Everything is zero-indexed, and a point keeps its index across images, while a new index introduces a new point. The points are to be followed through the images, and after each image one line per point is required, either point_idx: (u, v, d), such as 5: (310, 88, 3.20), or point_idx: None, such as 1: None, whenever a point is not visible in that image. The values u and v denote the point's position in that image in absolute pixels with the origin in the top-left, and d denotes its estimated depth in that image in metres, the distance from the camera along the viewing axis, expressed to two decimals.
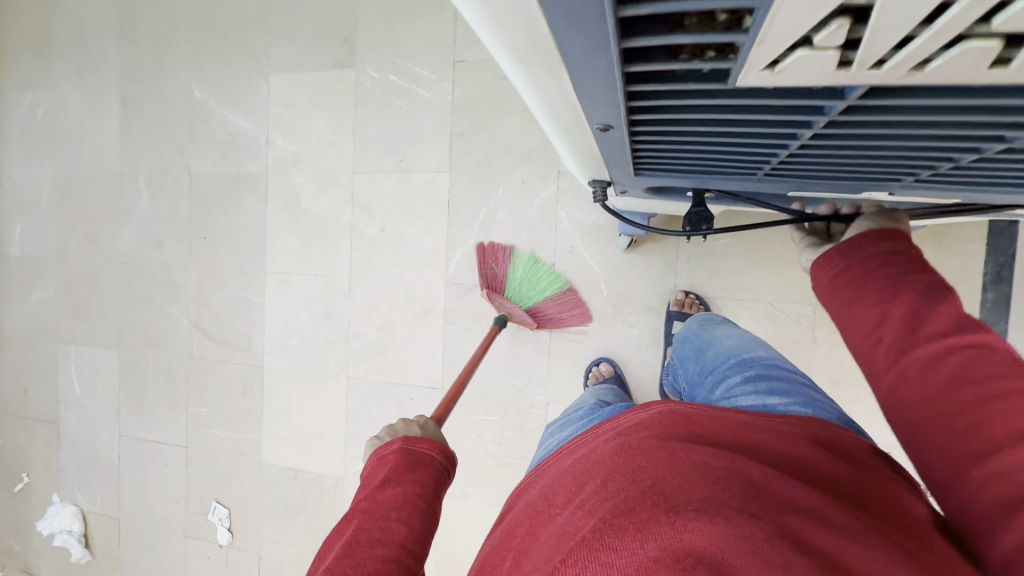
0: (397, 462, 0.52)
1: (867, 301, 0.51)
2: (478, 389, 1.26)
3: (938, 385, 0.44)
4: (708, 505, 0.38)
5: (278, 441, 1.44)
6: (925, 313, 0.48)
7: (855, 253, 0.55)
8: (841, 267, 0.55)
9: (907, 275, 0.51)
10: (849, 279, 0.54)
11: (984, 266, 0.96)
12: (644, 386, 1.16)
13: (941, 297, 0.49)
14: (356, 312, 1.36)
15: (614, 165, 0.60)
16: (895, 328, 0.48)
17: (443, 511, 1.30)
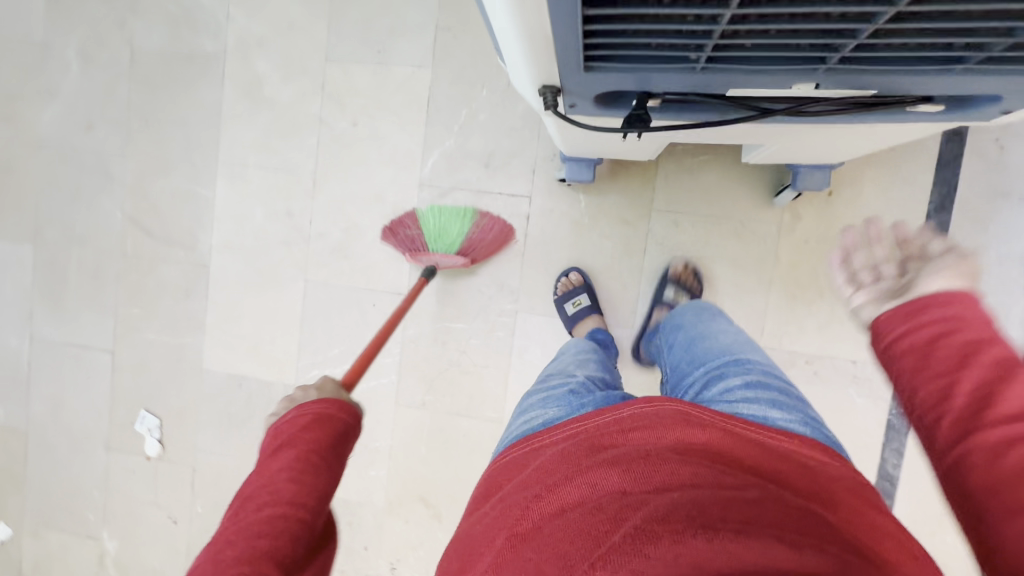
0: (302, 423, 0.61)
1: (933, 370, 0.49)
2: (446, 296, 1.23)
3: (1004, 470, 0.42)
4: (730, 522, 0.45)
5: (223, 347, 1.34)
6: (995, 390, 0.46)
7: (921, 314, 0.52)
8: (902, 327, 0.53)
9: (969, 348, 0.48)
10: (910, 341, 0.52)
11: (930, 195, 1.04)
12: (613, 299, 1.17)
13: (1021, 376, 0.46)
14: (319, 212, 1.28)
15: (566, 72, 0.51)
16: (961, 401, 0.46)
17: (401, 419, 1.27)
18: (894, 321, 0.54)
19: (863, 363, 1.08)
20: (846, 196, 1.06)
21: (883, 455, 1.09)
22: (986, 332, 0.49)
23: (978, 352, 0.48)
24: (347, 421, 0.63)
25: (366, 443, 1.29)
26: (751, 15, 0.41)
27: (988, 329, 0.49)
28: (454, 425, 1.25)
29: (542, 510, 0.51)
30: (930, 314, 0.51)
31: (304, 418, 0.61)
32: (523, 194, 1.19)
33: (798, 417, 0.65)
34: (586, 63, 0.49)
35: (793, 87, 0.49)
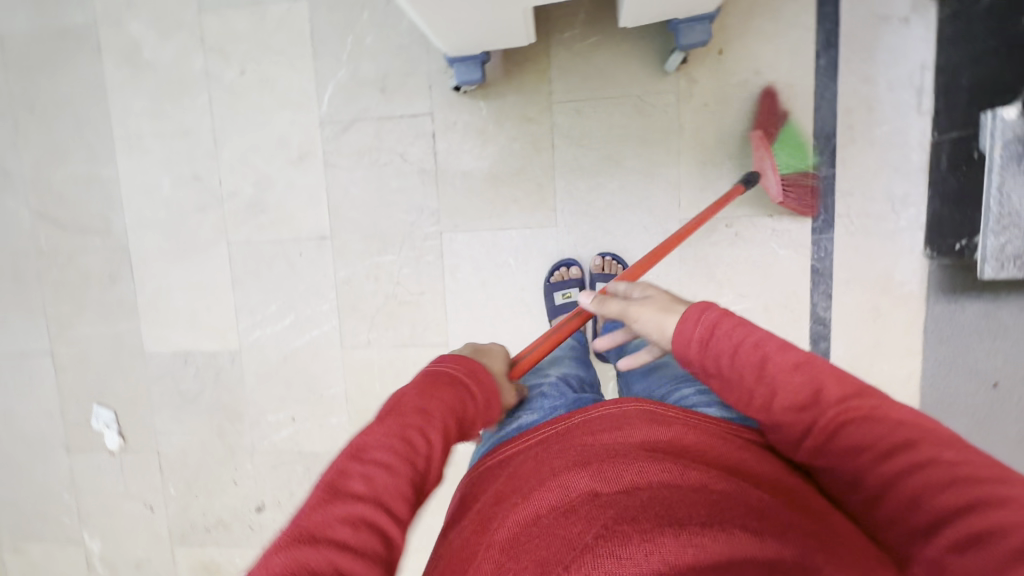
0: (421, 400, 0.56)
1: (749, 401, 0.56)
2: (369, 231, 1.22)
3: (855, 460, 0.48)
4: (701, 514, 0.44)
5: (161, 326, 1.32)
6: (785, 390, 0.54)
7: (703, 352, 0.61)
8: (693, 367, 0.62)
9: (749, 362, 0.56)
10: (706, 374, 0.61)
11: (814, 35, 1.05)
12: (533, 201, 1.16)
13: (779, 369, 0.55)
14: (226, 170, 1.25)
15: None
16: (777, 410, 0.54)
17: (350, 362, 1.27)
18: (683, 359, 0.63)
19: (780, 215, 1.10)
20: (735, 52, 1.07)
21: (813, 301, 1.11)
22: (743, 337, 0.58)
23: (749, 365, 0.56)
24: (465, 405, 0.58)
25: (321, 393, 1.29)
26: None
27: (740, 332, 0.58)
28: (403, 357, 1.25)
29: (513, 521, 0.49)
30: (705, 352, 0.60)
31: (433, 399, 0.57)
32: (424, 112, 1.17)
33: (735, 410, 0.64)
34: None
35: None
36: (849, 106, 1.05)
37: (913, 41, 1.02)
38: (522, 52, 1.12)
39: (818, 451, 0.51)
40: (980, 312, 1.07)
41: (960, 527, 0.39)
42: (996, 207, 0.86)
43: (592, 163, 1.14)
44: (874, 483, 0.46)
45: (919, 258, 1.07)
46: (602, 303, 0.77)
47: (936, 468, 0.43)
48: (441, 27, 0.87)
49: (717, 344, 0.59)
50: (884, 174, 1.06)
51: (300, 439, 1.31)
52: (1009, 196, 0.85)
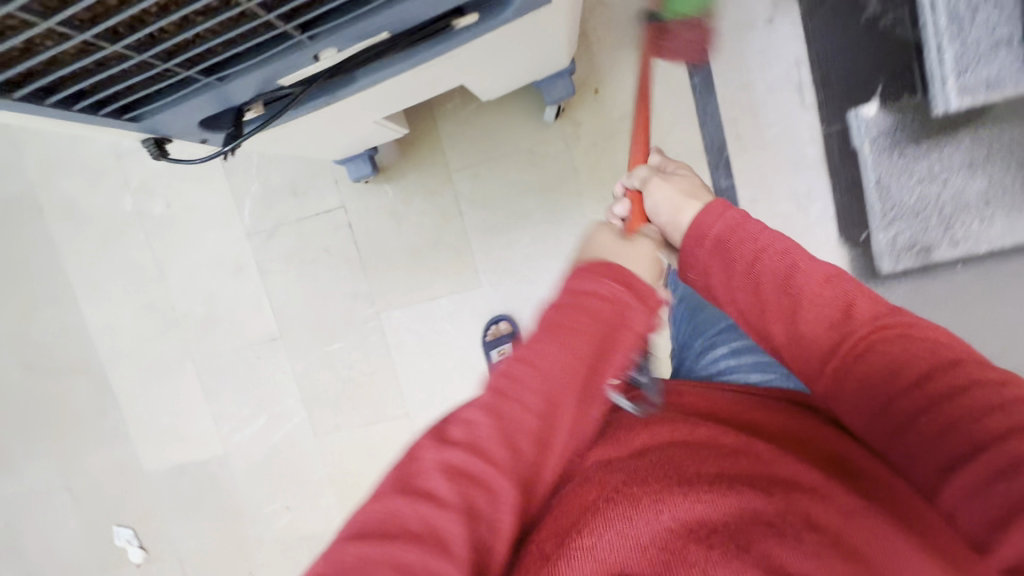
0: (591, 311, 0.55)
1: (778, 307, 0.61)
2: (314, 324, 1.28)
3: (884, 391, 0.56)
4: (709, 473, 0.51)
5: (153, 445, 1.42)
6: (817, 306, 0.59)
7: (720, 242, 0.65)
8: (703, 269, 0.67)
9: (778, 272, 0.61)
10: (721, 281, 0.65)
11: (683, 54, 1.04)
12: (455, 266, 1.20)
13: (812, 280, 0.60)
14: (176, 294, 1.33)
15: (118, 120, 0.53)
16: (811, 325, 0.59)
17: (326, 446, 1.34)
18: (690, 258, 0.68)
19: None
20: (610, 87, 1.08)
21: None
22: (764, 233, 0.63)
23: (778, 271, 0.62)
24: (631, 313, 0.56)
25: (307, 479, 1.36)
26: (152, 12, 0.43)
27: (754, 224, 0.65)
28: (372, 433, 1.30)
29: None
30: (732, 249, 0.64)
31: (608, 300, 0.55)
32: (337, 206, 1.22)
33: (778, 373, 0.76)
34: (125, 114, 0.53)
35: (310, 57, 0.51)
36: (733, 115, 1.05)
37: (783, 41, 1.01)
38: (411, 133, 1.16)
39: (835, 380, 0.58)
40: (912, 289, 1.02)
41: (985, 463, 0.49)
42: (878, 204, 1.01)
43: (501, 221, 1.16)
44: (899, 412, 0.55)
45: (838, 250, 1.06)
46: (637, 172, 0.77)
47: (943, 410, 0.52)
48: (299, 145, 0.90)
49: (734, 245, 0.64)
50: (785, 175, 1.05)
51: (298, 525, 1.38)
52: (887, 188, 1.00)
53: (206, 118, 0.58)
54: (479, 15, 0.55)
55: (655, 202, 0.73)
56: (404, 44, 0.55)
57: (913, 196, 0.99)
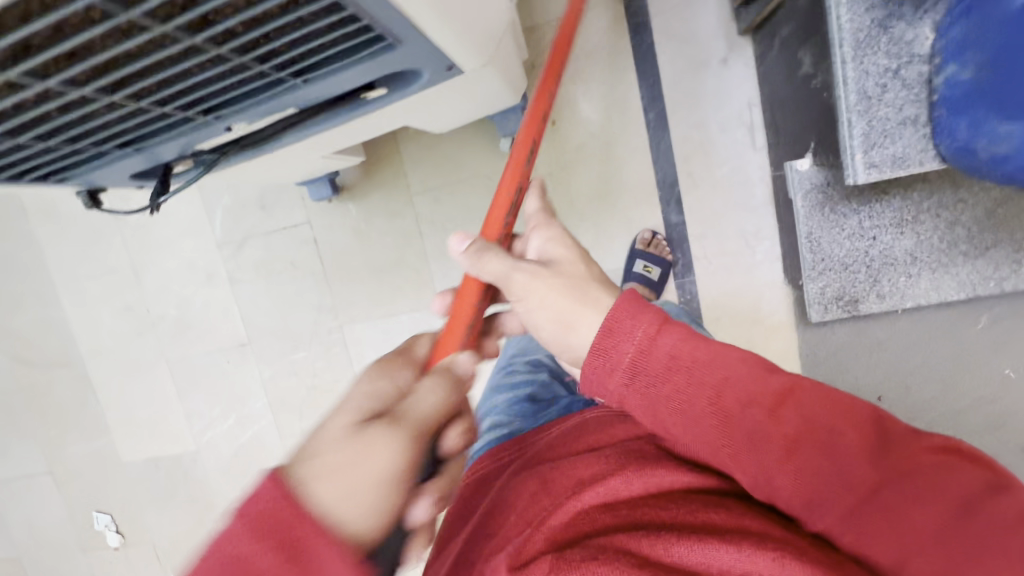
0: (669, 368, 0.49)
1: (744, 445, 0.47)
2: (281, 332, 1.33)
3: (876, 510, 0.44)
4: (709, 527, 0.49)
5: (130, 438, 1.49)
6: (802, 434, 0.46)
7: (665, 351, 0.49)
8: (618, 398, 0.51)
9: (749, 402, 0.47)
10: (665, 396, 0.49)
11: (639, 90, 1.05)
12: (415, 285, 1.23)
13: (796, 411, 0.46)
14: (151, 297, 1.38)
15: (45, 182, 0.56)
16: (796, 465, 0.45)
17: (289, 450, 1.39)
18: (597, 388, 0.52)
19: None
20: (568, 119, 1.09)
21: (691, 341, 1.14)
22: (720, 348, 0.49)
23: (754, 401, 0.47)
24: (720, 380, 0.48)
25: None
26: (56, 113, 0.45)
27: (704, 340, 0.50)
28: None
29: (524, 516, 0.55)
30: (693, 359, 0.49)
31: (656, 350, 0.49)
32: (303, 220, 1.26)
33: None
34: (52, 177, 0.56)
35: (222, 128, 0.54)
36: (686, 152, 1.06)
37: (736, 81, 1.01)
38: (375, 153, 1.19)
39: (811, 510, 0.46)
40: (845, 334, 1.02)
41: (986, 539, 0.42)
42: (809, 254, 0.88)
43: None
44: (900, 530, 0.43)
45: (784, 290, 1.07)
46: (481, 257, 0.57)
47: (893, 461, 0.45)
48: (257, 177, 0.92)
49: (650, 366, 0.49)
50: (735, 214, 1.06)
51: None
52: (819, 241, 0.87)
53: (136, 174, 0.61)
54: (388, 87, 0.58)
55: (540, 304, 0.57)
56: (322, 116, 0.58)
57: (845, 249, 0.87)
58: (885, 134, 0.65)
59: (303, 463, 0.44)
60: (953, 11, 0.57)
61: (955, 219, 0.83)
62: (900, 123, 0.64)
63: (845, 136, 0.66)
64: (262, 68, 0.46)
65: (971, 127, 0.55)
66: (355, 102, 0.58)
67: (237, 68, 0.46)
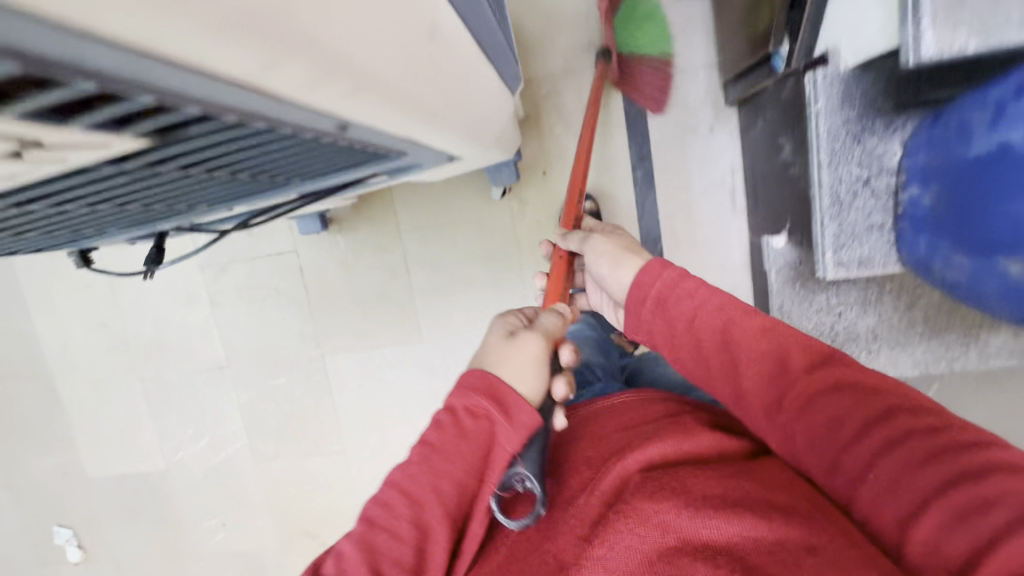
0: (665, 299, 0.57)
1: (736, 369, 0.51)
2: (261, 357, 1.32)
3: (878, 461, 0.41)
4: (714, 495, 0.44)
5: (97, 454, 1.46)
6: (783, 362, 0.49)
7: (674, 287, 0.57)
8: (647, 330, 0.59)
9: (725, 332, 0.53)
10: (671, 337, 0.56)
11: (628, 148, 1.09)
12: (400, 319, 1.24)
13: (748, 329, 0.52)
14: (127, 314, 1.36)
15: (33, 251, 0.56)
16: (774, 384, 0.49)
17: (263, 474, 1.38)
18: (635, 323, 0.60)
19: None
20: (559, 170, 1.12)
21: None
22: (710, 291, 0.56)
23: (711, 333, 0.54)
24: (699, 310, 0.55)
25: (244, 500, 1.41)
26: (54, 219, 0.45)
27: (694, 282, 0.57)
28: (308, 465, 1.35)
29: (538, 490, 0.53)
30: (682, 299, 0.56)
31: (659, 293, 0.57)
32: (289, 249, 1.26)
33: None
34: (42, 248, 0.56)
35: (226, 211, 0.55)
36: (671, 211, 1.10)
37: (720, 147, 1.05)
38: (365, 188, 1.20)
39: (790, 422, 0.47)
40: None
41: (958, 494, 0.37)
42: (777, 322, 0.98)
43: (445, 282, 1.21)
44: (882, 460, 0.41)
45: None
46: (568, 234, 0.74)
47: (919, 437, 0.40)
48: None
49: (674, 298, 0.57)
50: (714, 272, 1.10)
51: (232, 541, 1.43)
52: (789, 313, 0.96)
53: (128, 238, 0.61)
54: (389, 174, 0.59)
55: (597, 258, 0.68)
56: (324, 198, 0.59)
57: (812, 324, 0.94)
58: (854, 237, 0.71)
59: (483, 358, 0.55)
60: (918, 136, 0.63)
61: (913, 301, 0.88)
62: (867, 228, 0.71)
63: (820, 235, 0.72)
64: (272, 182, 0.47)
65: (931, 247, 0.61)
66: (357, 186, 0.59)
67: (248, 185, 0.46)
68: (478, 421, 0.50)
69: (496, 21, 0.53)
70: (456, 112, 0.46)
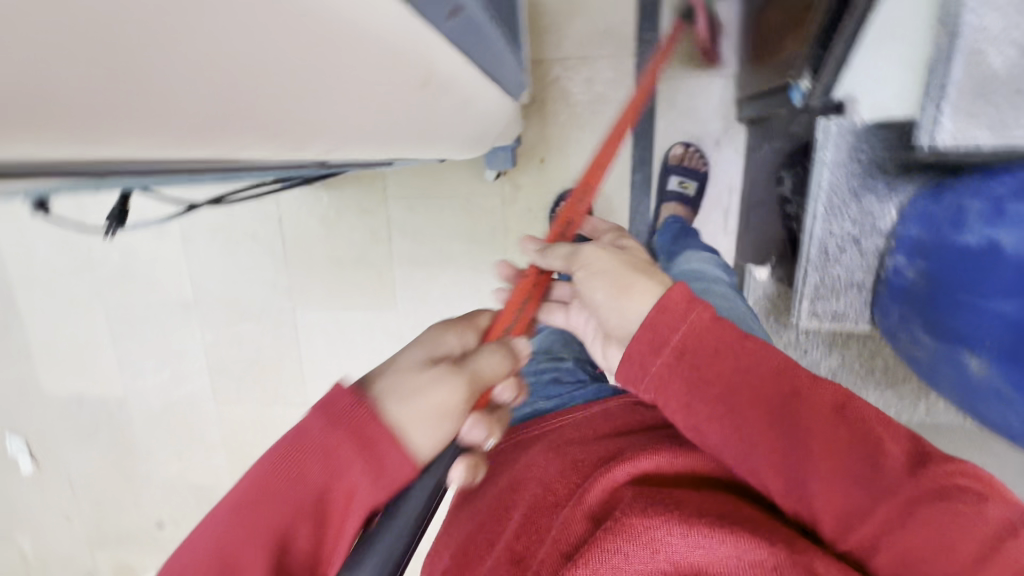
0: (687, 327, 0.41)
1: (764, 440, 0.38)
2: (230, 302, 1.30)
3: (921, 526, 0.33)
4: (711, 513, 0.38)
5: (54, 372, 1.44)
6: (830, 415, 0.37)
7: (695, 316, 0.41)
8: (654, 378, 0.41)
9: (763, 383, 0.39)
10: (677, 385, 0.40)
11: (631, 150, 1.06)
12: (375, 285, 1.23)
13: (800, 377, 0.39)
14: (94, 238, 1.31)
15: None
16: (817, 437, 0.36)
17: (222, 415, 1.39)
18: (632, 363, 0.42)
19: None
20: (557, 161, 1.09)
21: None
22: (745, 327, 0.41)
23: (751, 382, 0.39)
24: (720, 348, 0.40)
25: (201, 436, 1.42)
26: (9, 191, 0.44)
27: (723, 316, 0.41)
28: (267, 413, 1.36)
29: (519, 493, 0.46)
30: (706, 330, 0.41)
31: (678, 325, 0.41)
32: (271, 197, 1.21)
33: None
34: None
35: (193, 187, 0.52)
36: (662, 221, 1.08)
37: (722, 165, 1.03)
38: None
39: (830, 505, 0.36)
40: None
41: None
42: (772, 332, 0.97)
43: (426, 256, 1.19)
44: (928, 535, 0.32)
45: None
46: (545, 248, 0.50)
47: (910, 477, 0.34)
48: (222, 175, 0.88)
49: (707, 357, 0.40)
50: None
51: (186, 473, 1.45)
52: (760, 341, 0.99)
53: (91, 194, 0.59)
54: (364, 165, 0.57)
55: (591, 280, 0.45)
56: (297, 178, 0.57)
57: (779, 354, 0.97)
58: (834, 291, 0.72)
59: (389, 384, 0.35)
60: (914, 207, 0.63)
61: (879, 351, 0.91)
62: (849, 284, 0.71)
63: (800, 281, 0.73)
64: (236, 176, 0.46)
65: (903, 318, 0.63)
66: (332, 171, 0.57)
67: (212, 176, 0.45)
68: (330, 463, 0.33)
69: (502, 26, 0.47)
70: (440, 130, 0.45)
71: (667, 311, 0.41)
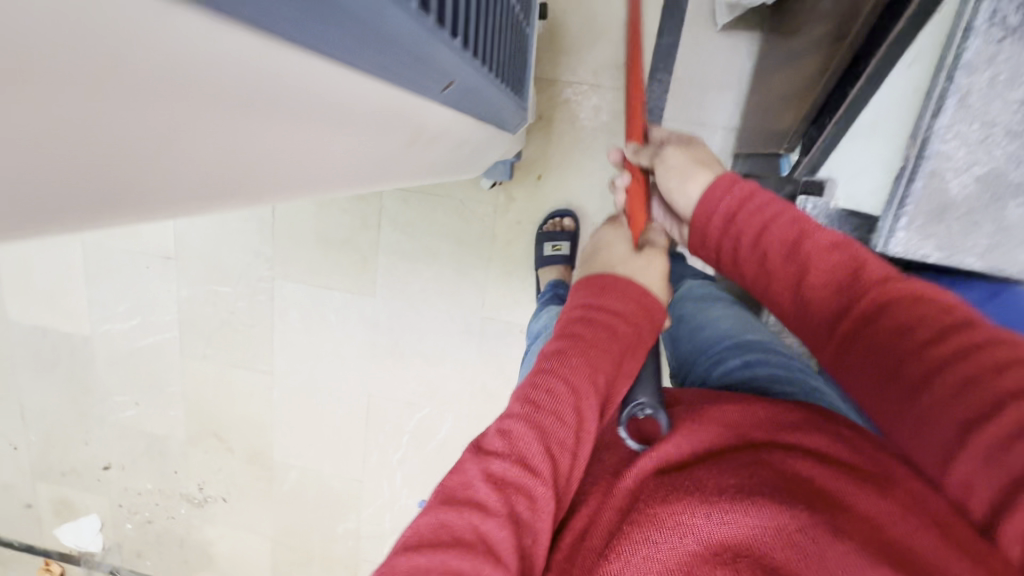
0: (728, 207, 0.52)
1: (791, 288, 0.48)
2: (210, 260, 1.30)
3: (915, 374, 0.38)
4: (731, 486, 0.39)
5: (21, 300, 1.43)
6: (852, 264, 0.45)
7: (727, 197, 0.53)
8: (717, 246, 0.54)
9: (791, 241, 0.48)
10: (726, 250, 0.53)
11: None
12: (357, 268, 1.24)
13: (818, 243, 0.47)
14: None
15: None
16: (837, 297, 0.45)
17: (186, 369, 1.40)
18: (699, 237, 0.56)
19: None
20: (553, 180, 1.11)
21: None
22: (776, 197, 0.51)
23: (776, 242, 0.49)
24: (751, 216, 0.51)
25: (161, 387, 1.42)
26: None
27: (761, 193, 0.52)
28: (231, 374, 1.37)
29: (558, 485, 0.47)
30: (744, 207, 0.52)
31: (722, 203, 0.53)
32: None
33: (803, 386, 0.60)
34: None
35: None
36: None
37: None
38: None
39: (849, 352, 0.43)
40: None
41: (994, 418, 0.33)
42: None
43: (412, 249, 1.20)
44: (931, 393, 0.37)
45: None
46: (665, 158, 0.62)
47: (992, 420, 0.34)
48: None
49: (747, 211, 0.51)
50: None
51: (141, 420, 1.45)
52: None
53: None
54: None
55: (669, 169, 0.61)
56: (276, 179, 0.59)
57: None
58: None
59: (610, 266, 0.53)
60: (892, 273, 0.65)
61: None
62: None
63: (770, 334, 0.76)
64: None
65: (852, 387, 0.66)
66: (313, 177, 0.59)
67: None
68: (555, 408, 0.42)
69: (500, 77, 0.51)
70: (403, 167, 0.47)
71: (711, 195, 0.54)
